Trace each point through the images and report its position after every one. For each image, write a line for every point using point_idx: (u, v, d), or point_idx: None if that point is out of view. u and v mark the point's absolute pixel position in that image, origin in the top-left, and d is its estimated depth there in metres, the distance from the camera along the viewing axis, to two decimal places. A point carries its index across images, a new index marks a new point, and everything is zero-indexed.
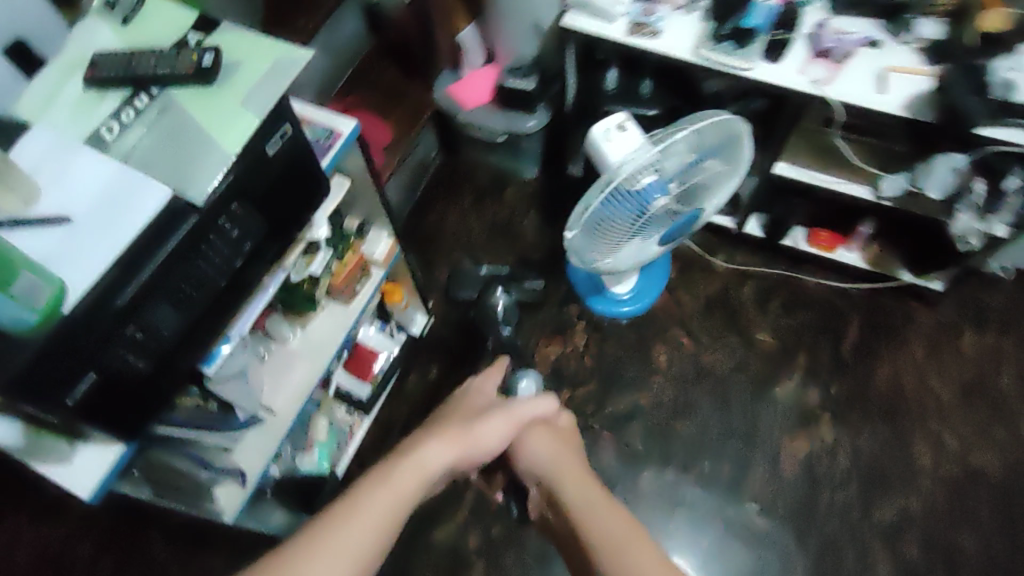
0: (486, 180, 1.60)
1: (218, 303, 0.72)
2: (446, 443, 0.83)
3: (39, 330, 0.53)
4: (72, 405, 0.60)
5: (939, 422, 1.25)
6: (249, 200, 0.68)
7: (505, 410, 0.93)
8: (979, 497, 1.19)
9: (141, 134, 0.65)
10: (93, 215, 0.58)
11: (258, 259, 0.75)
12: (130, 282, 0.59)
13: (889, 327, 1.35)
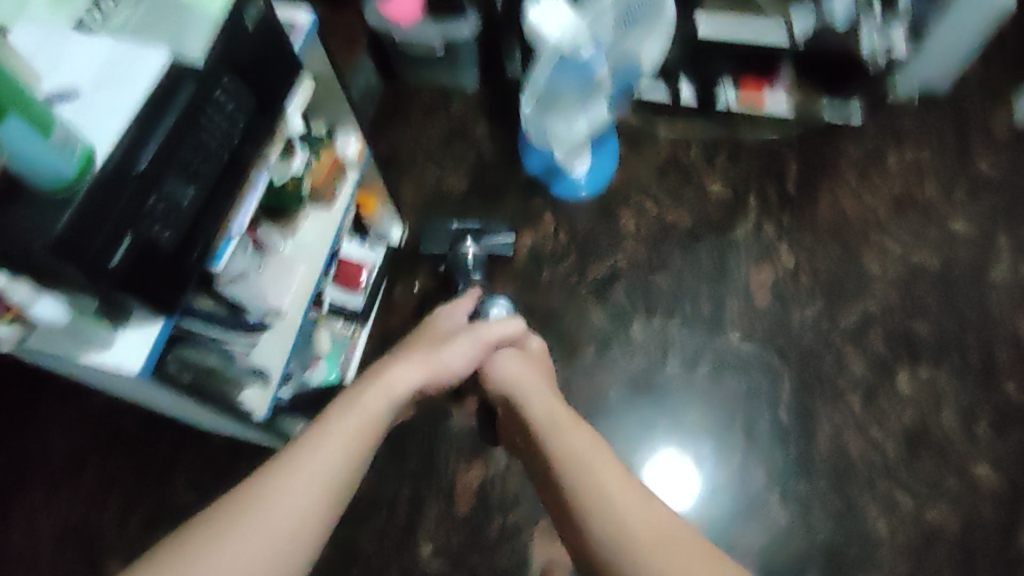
0: (428, 93, 1.62)
1: (223, 180, 0.76)
2: (414, 366, 0.92)
3: (77, 183, 0.57)
4: (115, 271, 0.63)
5: (880, 232, 1.39)
6: (236, 71, 0.73)
7: (468, 334, 1.01)
8: (925, 288, 1.33)
9: (126, 13, 0.69)
10: (99, 85, 0.62)
11: (252, 139, 0.79)
12: (146, 148, 0.63)
13: (823, 162, 1.46)
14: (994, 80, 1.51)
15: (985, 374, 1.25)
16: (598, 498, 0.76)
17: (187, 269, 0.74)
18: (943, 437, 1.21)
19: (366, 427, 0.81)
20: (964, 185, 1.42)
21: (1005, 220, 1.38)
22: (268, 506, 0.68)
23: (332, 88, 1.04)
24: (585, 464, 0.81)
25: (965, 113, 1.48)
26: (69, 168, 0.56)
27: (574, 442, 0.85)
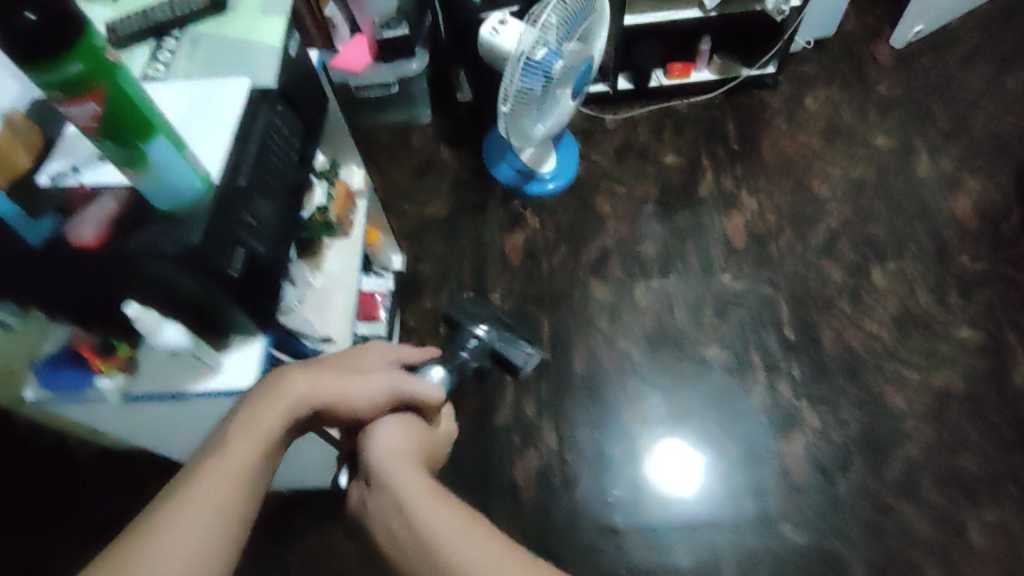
0: (388, 136, 1.73)
1: (294, 196, 0.84)
2: (311, 381, 0.67)
3: (204, 195, 0.66)
4: (236, 278, 0.71)
5: (820, 162, 1.57)
6: (287, 101, 0.83)
7: (388, 372, 0.76)
8: (871, 198, 1.51)
9: (185, 62, 0.78)
10: (194, 118, 0.71)
11: (305, 159, 0.88)
12: (240, 169, 0.73)
13: (755, 117, 1.65)
14: (868, 22, 1.76)
15: (941, 255, 1.43)
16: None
17: (276, 281, 0.81)
18: (926, 315, 1.37)
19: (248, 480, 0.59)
20: (873, 108, 1.63)
21: (916, 128, 1.59)
22: (168, 520, 0.54)
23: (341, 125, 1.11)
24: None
25: (854, 53, 1.72)
26: (196, 181, 0.65)
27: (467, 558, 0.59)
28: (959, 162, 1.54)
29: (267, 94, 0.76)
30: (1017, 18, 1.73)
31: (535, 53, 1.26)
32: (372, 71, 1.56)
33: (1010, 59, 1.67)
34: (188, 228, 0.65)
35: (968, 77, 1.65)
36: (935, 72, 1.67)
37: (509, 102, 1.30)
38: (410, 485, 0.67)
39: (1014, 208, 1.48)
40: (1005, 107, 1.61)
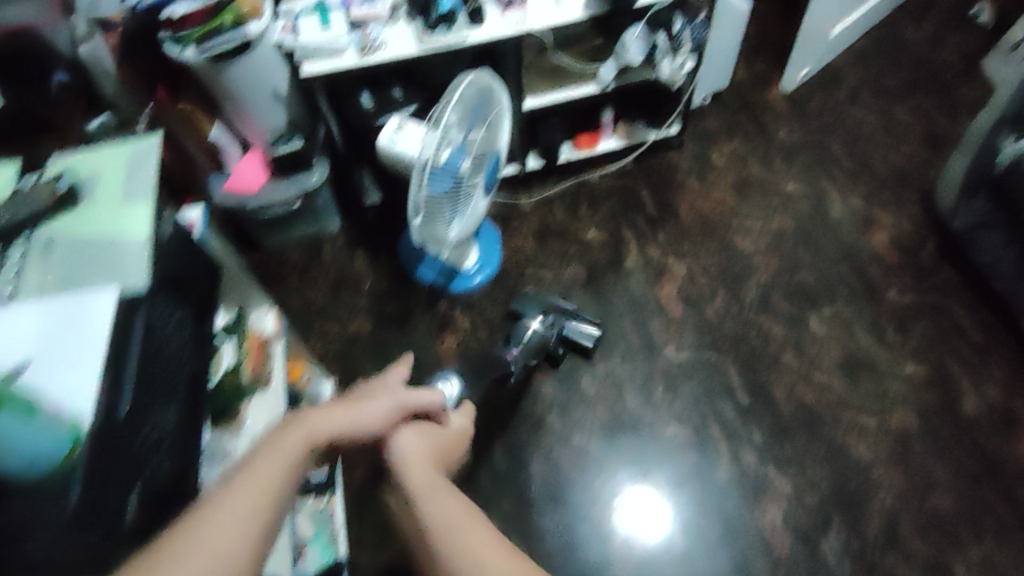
0: (300, 252, 1.65)
1: (191, 387, 0.76)
2: (330, 416, 0.71)
3: (74, 453, 0.54)
4: (131, 526, 0.60)
5: (737, 217, 1.58)
6: (171, 287, 0.73)
7: (393, 393, 0.83)
8: (794, 247, 1.53)
9: (37, 274, 0.65)
10: (49, 345, 0.57)
11: (201, 336, 0.80)
12: (120, 393, 0.61)
13: (667, 180, 1.66)
14: (757, 71, 1.81)
15: (869, 294, 1.45)
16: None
17: (184, 502, 0.71)
18: (869, 357, 1.37)
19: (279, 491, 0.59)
20: (777, 156, 1.67)
21: (821, 170, 1.64)
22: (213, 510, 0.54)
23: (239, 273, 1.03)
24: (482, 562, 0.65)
25: (749, 103, 1.76)
26: (61, 443, 0.53)
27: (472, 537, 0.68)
28: (867, 199, 1.58)
29: (138, 300, 0.65)
30: (890, 49, 1.82)
31: (439, 155, 1.23)
32: (272, 189, 1.49)
33: (892, 90, 1.74)
34: (65, 490, 0.53)
35: (857, 114, 1.71)
36: (827, 113, 1.73)
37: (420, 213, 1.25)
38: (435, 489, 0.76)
39: (927, 237, 1.52)
40: (897, 138, 1.66)
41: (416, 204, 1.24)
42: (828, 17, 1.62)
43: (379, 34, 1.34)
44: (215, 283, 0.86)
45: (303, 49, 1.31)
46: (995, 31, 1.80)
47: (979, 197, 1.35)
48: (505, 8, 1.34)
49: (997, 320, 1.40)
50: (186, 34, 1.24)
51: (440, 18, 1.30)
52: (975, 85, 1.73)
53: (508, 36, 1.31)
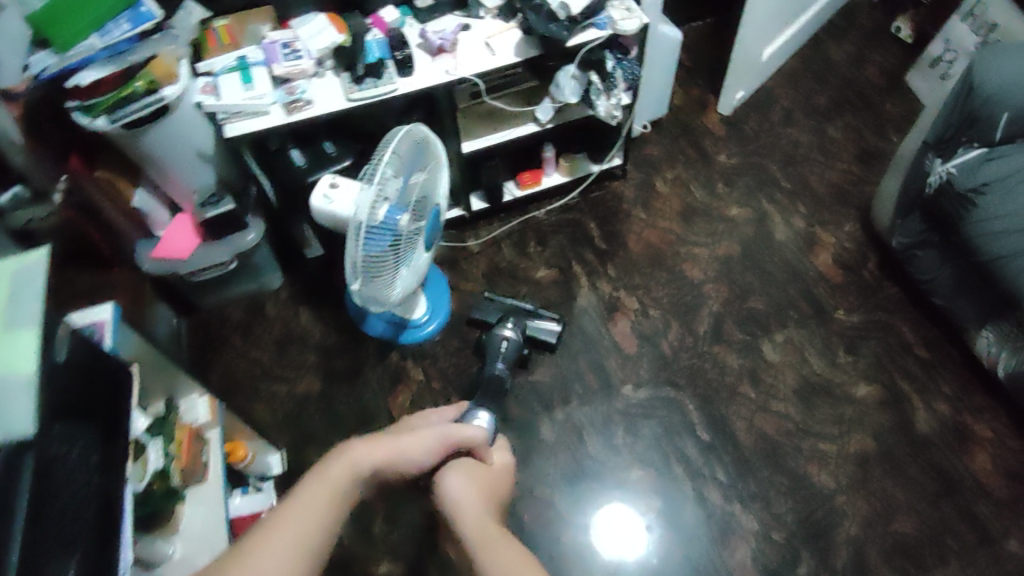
0: (241, 312, 1.58)
1: (101, 520, 0.69)
2: (372, 448, 0.78)
3: None
4: None
5: (685, 245, 1.58)
6: (68, 415, 0.66)
7: (434, 429, 0.86)
8: (742, 273, 1.53)
9: None
10: None
11: (111, 464, 0.74)
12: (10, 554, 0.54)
13: (613, 211, 1.64)
14: (692, 95, 1.82)
15: (820, 316, 1.46)
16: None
17: None
18: (824, 380, 1.38)
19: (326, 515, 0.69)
20: (719, 180, 1.67)
21: (763, 193, 1.65)
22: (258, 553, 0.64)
23: (161, 365, 0.97)
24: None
25: (688, 129, 1.76)
26: None
27: (503, 560, 0.70)
28: (809, 219, 1.60)
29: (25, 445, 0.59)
30: (816, 69, 1.86)
31: (379, 211, 1.20)
32: (205, 252, 1.43)
33: (822, 109, 1.78)
34: None
35: (792, 135, 1.74)
36: (763, 135, 1.75)
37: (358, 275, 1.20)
38: (474, 509, 0.78)
39: (869, 253, 1.54)
40: (832, 157, 1.69)
41: (359, 263, 1.21)
42: (755, 42, 1.66)
43: (306, 89, 1.32)
44: (123, 395, 0.78)
45: (228, 108, 1.28)
46: (914, 47, 1.86)
47: (913, 216, 1.37)
48: (434, 55, 1.36)
49: (942, 334, 1.42)
50: (96, 103, 1.20)
51: (368, 70, 1.30)
52: (898, 101, 1.78)
53: (439, 84, 1.32)
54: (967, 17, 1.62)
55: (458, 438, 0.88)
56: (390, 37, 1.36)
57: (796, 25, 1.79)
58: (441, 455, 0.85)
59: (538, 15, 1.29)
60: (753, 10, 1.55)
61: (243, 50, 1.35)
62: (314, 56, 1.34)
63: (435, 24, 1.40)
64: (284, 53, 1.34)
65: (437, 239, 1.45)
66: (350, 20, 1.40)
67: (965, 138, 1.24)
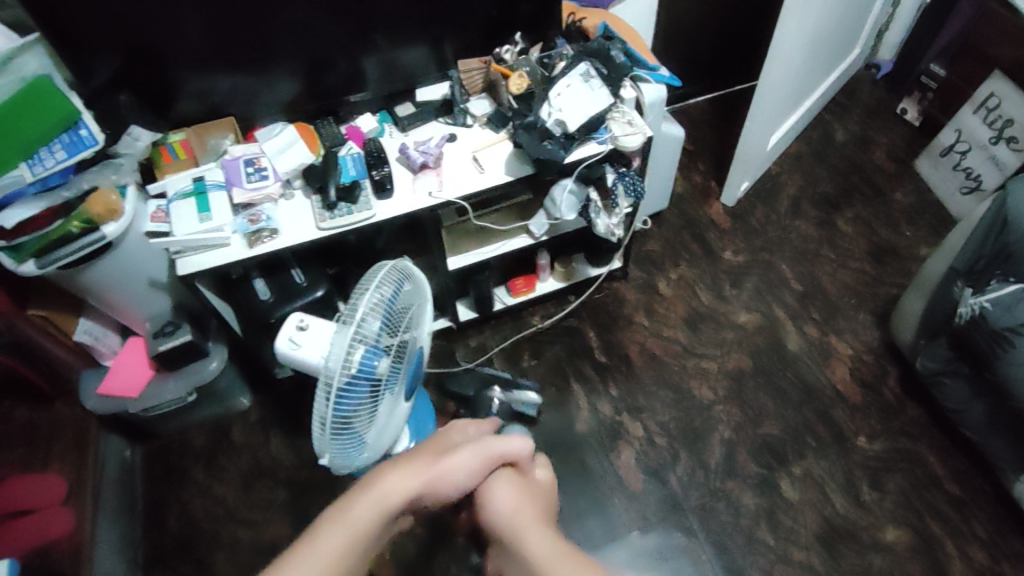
0: (205, 439, 1.41)
1: None
2: (399, 478, 0.66)
3: None
4: None
5: (692, 357, 1.45)
6: None
7: (483, 445, 0.75)
8: (754, 390, 1.41)
9: None
10: None
11: None
12: None
13: (613, 317, 1.51)
14: (694, 182, 1.69)
15: (841, 443, 1.34)
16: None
17: None
18: (850, 524, 1.26)
19: (372, 527, 0.62)
20: (724, 281, 1.55)
21: (773, 295, 1.52)
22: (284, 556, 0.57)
23: None
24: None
25: (690, 221, 1.63)
26: None
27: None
28: (824, 327, 1.47)
29: None
30: (824, 150, 1.74)
31: (354, 357, 1.05)
32: (159, 387, 1.28)
33: (829, 199, 1.65)
34: None
35: (799, 228, 1.62)
36: (770, 228, 1.62)
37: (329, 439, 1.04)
38: (532, 528, 0.66)
39: (890, 367, 1.42)
40: (844, 254, 1.57)
41: (327, 422, 1.04)
42: (762, 135, 1.52)
43: (271, 216, 1.15)
44: None
45: (182, 243, 1.11)
46: (923, 131, 1.73)
47: (939, 341, 1.26)
48: (417, 172, 1.19)
49: (974, 467, 1.30)
50: (25, 244, 1.04)
51: (340, 195, 1.14)
52: (910, 188, 1.66)
53: (423, 209, 1.16)
54: (980, 108, 1.51)
55: (505, 455, 0.76)
56: (368, 152, 1.21)
57: (805, 106, 1.66)
58: (483, 472, 0.74)
59: (531, 134, 1.14)
60: (763, 101, 1.42)
61: (202, 170, 1.18)
62: (282, 177, 1.17)
63: (417, 134, 1.25)
64: (247, 172, 1.16)
65: (421, 372, 1.29)
66: (320, 128, 1.23)
67: (998, 271, 1.13)
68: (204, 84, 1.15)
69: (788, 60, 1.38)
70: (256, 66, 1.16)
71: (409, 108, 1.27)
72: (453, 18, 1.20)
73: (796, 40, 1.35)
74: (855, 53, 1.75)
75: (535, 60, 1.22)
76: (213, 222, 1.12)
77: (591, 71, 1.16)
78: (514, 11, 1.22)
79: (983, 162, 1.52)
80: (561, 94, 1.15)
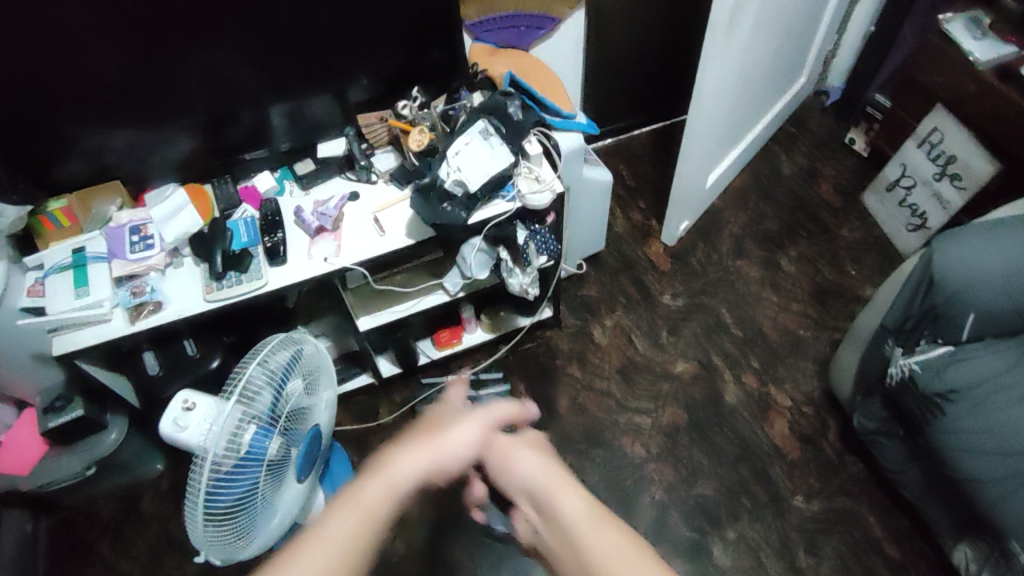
0: (114, 509, 1.35)
1: None
2: (416, 454, 0.62)
3: None
4: None
5: (625, 411, 1.38)
6: None
7: (477, 417, 0.69)
8: (688, 446, 1.34)
9: None
10: None
11: None
12: None
13: (545, 368, 1.45)
14: (634, 222, 1.63)
15: (776, 504, 1.27)
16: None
17: None
18: None
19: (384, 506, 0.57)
20: (663, 329, 1.48)
21: (711, 342, 1.46)
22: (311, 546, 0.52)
23: None
24: (561, 472, 0.64)
25: (630, 262, 1.57)
26: None
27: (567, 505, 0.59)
28: (763, 376, 1.41)
29: None
30: (769, 183, 1.67)
31: (242, 438, 0.98)
32: (53, 462, 1.24)
33: (774, 236, 1.59)
34: None
35: (742, 268, 1.55)
36: (711, 269, 1.55)
37: (201, 519, 0.96)
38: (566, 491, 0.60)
39: (828, 419, 1.35)
40: (785, 297, 1.50)
41: (198, 518, 0.96)
42: (698, 172, 1.46)
43: (158, 287, 1.08)
44: None
45: (58, 320, 1.04)
46: (870, 162, 1.67)
47: (874, 399, 1.19)
48: (313, 236, 1.12)
49: (913, 528, 1.24)
50: None
51: (226, 265, 1.07)
52: (857, 224, 1.59)
53: (318, 275, 1.08)
54: (923, 142, 1.44)
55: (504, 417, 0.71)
56: (262, 215, 1.14)
57: (748, 139, 1.60)
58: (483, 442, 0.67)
59: (428, 196, 1.06)
60: (694, 140, 1.36)
61: (83, 239, 1.11)
62: (168, 244, 1.10)
63: (317, 192, 1.17)
64: (131, 241, 1.09)
65: (320, 450, 1.22)
66: (214, 189, 1.16)
67: (927, 332, 1.08)
68: (99, 142, 1.07)
69: (719, 97, 1.32)
70: (155, 133, 1.10)
71: (308, 164, 1.19)
72: (355, 71, 1.14)
73: (723, 80, 1.29)
74: (802, 80, 1.69)
75: (437, 113, 1.15)
76: (90, 296, 1.05)
77: (489, 128, 1.08)
78: (416, 62, 1.15)
79: (928, 199, 1.45)
80: (459, 152, 1.07)
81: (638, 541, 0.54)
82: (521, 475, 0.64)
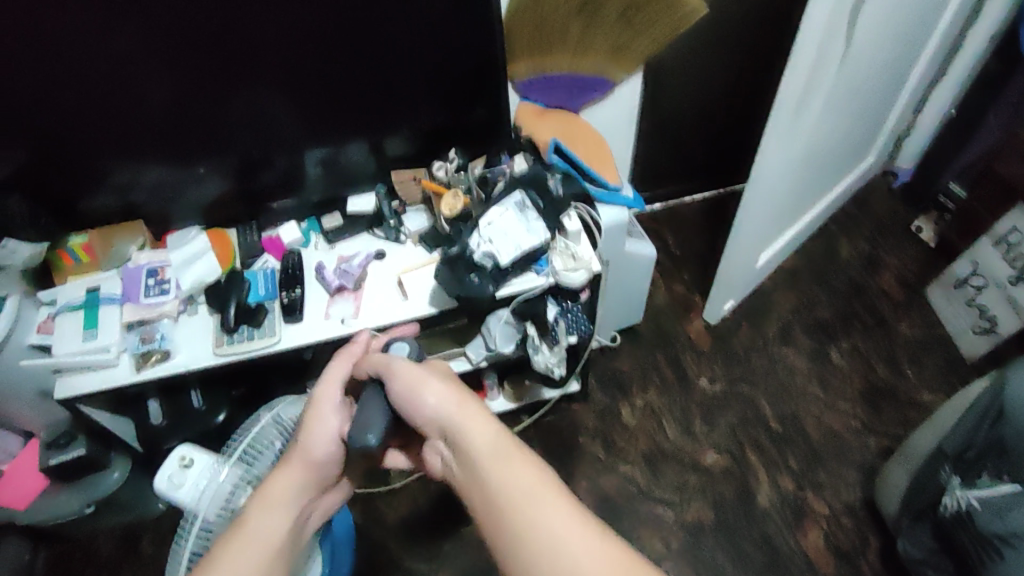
0: None
1: None
2: (290, 470, 0.75)
3: None
4: None
5: (648, 502, 1.29)
6: None
7: (330, 398, 0.81)
8: (713, 550, 1.24)
9: None
10: None
11: None
12: None
13: (567, 446, 1.36)
14: (676, 296, 1.54)
15: None
16: (546, 546, 0.55)
17: None
18: None
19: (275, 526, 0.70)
20: (697, 416, 1.38)
21: (748, 436, 1.35)
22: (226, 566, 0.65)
23: None
24: (469, 404, 0.68)
25: (667, 339, 1.48)
26: None
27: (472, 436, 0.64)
28: (801, 480, 1.30)
29: None
30: (824, 267, 1.57)
31: (237, 502, 0.91)
32: (50, 500, 1.20)
33: (825, 325, 1.48)
34: None
35: (787, 357, 1.45)
36: (755, 354, 1.45)
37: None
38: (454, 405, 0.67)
39: (871, 538, 1.23)
40: (833, 393, 1.39)
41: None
42: (749, 251, 1.37)
43: (167, 336, 1.04)
44: None
45: (63, 362, 1.00)
46: (937, 254, 1.56)
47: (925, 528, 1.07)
48: (332, 295, 1.07)
49: None
50: None
51: (238, 319, 1.02)
52: (917, 320, 1.48)
53: (333, 338, 1.03)
54: (999, 241, 1.33)
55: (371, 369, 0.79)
56: (283, 269, 1.09)
57: (806, 218, 1.51)
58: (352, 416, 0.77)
59: (454, 267, 0.99)
60: (749, 220, 1.28)
61: (100, 278, 1.08)
62: (184, 291, 1.06)
63: (343, 249, 1.13)
64: (147, 284, 1.05)
65: None
66: (239, 238, 1.13)
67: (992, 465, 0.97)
68: (131, 177, 1.03)
69: (779, 178, 1.25)
70: (185, 178, 1.06)
71: (337, 218, 1.14)
72: (397, 127, 1.09)
73: (785, 161, 1.21)
74: (869, 159, 1.60)
75: (474, 176, 1.09)
76: (97, 340, 1.01)
77: (526, 201, 1.01)
78: (460, 122, 1.10)
79: (1000, 302, 1.34)
80: (492, 224, 0.99)
81: (548, 474, 0.60)
82: (459, 436, 0.65)
